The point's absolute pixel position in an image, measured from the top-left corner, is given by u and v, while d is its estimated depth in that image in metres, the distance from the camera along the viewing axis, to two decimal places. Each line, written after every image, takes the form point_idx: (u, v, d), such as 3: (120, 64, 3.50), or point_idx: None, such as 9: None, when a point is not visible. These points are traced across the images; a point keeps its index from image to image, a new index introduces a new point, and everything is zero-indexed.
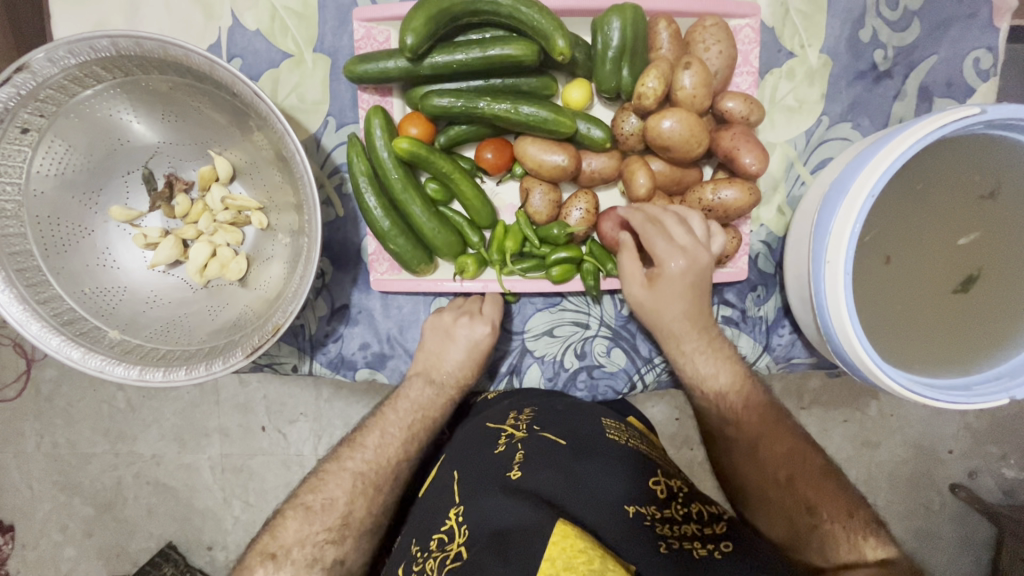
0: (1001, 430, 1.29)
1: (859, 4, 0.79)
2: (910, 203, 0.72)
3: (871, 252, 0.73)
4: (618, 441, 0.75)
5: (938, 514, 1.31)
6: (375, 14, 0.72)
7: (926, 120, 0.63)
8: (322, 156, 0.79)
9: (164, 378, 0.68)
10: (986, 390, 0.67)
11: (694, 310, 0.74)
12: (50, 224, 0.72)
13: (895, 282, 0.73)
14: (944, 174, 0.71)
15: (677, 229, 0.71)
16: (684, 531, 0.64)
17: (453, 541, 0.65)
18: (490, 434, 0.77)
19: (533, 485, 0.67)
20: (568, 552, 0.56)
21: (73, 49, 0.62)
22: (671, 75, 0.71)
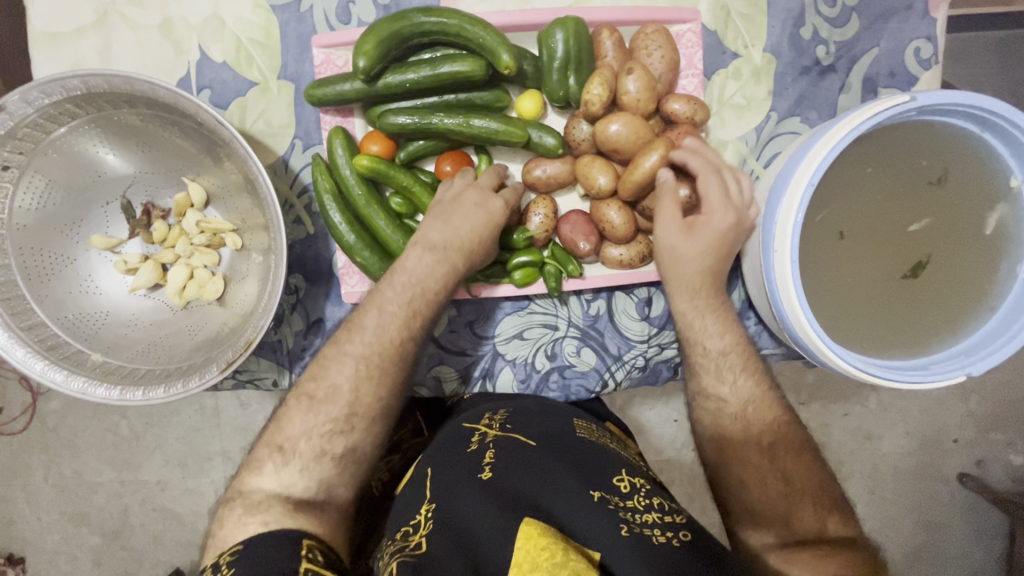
0: (1002, 416, 1.29)
1: (798, 3, 0.82)
2: (860, 184, 0.73)
3: (824, 230, 0.74)
4: (586, 438, 0.77)
5: (949, 505, 1.31)
6: (332, 40, 0.76)
7: (857, 109, 0.66)
8: (291, 177, 0.82)
9: (144, 396, 0.71)
10: (940, 370, 0.68)
11: (716, 262, 0.75)
12: (33, 255, 0.76)
13: (849, 259, 0.75)
14: (892, 156, 0.73)
15: (714, 185, 0.73)
16: (645, 518, 0.65)
17: (418, 532, 0.65)
18: (465, 434, 0.78)
19: (502, 483, 0.68)
20: (534, 552, 0.59)
21: (46, 90, 0.67)
22: (617, 81, 0.74)
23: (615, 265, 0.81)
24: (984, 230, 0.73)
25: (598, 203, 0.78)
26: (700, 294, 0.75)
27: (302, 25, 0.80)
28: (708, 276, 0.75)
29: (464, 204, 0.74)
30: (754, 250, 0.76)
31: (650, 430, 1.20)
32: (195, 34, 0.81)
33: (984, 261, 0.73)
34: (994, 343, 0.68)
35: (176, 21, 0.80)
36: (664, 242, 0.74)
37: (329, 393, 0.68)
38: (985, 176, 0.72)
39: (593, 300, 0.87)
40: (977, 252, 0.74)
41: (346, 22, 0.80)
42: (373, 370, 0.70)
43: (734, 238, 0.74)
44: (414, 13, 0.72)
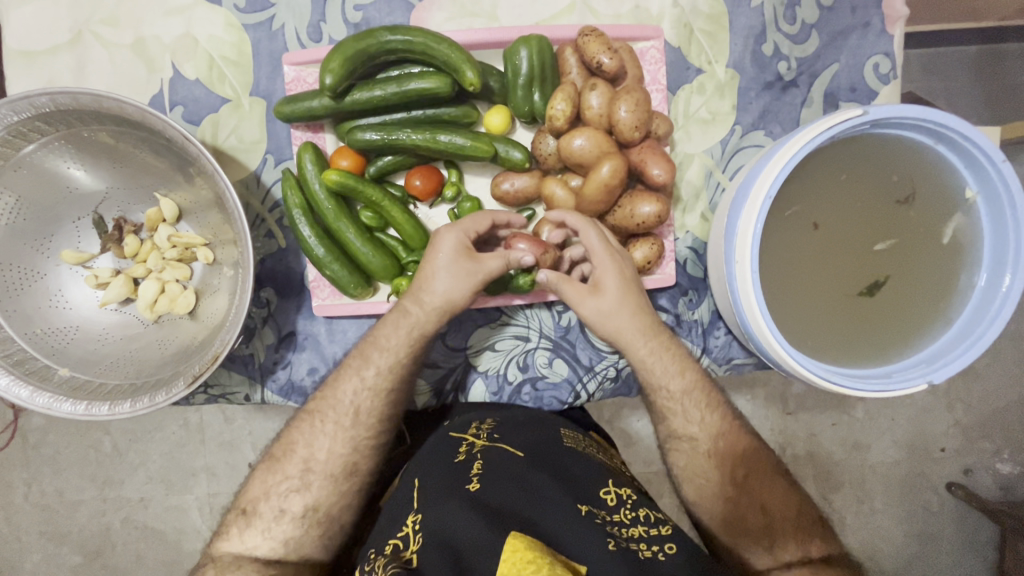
0: (988, 423, 1.30)
1: (759, 21, 0.85)
2: (829, 180, 0.73)
3: (797, 222, 0.74)
4: (572, 449, 0.78)
5: (939, 515, 1.31)
6: (301, 58, 0.78)
7: (817, 121, 0.67)
8: (263, 191, 0.83)
9: (109, 411, 0.71)
10: (903, 378, 0.70)
11: (642, 304, 0.76)
12: (2, 270, 0.76)
13: (819, 248, 0.75)
14: (861, 154, 0.73)
15: (591, 242, 0.74)
16: (632, 533, 0.66)
17: (406, 546, 0.66)
18: (452, 445, 0.78)
19: (489, 495, 0.69)
20: (518, 565, 0.59)
21: (15, 108, 0.68)
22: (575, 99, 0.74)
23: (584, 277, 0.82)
24: (943, 238, 0.74)
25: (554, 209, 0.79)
26: (648, 338, 0.75)
27: (274, 44, 0.82)
28: (640, 324, 0.75)
29: (435, 261, 0.74)
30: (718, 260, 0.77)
31: (637, 442, 1.20)
32: (169, 52, 0.82)
33: (944, 270, 0.74)
34: (954, 351, 0.69)
35: (150, 40, 0.82)
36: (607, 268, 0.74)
37: (330, 407, 0.76)
38: (944, 185, 0.73)
39: (565, 311, 0.88)
40: (940, 262, 0.74)
41: (318, 40, 0.82)
42: (366, 382, 0.75)
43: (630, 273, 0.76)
44: (380, 31, 0.73)
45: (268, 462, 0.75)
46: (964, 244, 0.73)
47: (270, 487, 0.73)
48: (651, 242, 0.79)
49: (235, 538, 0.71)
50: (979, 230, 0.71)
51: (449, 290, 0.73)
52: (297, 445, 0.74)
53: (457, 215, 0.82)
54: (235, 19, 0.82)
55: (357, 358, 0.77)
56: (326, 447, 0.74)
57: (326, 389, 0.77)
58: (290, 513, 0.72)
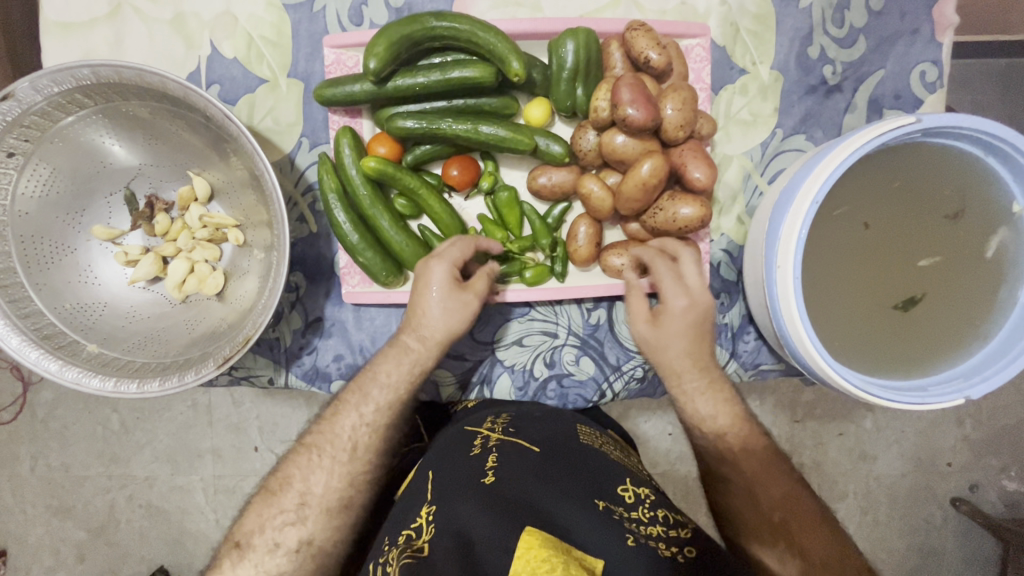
0: (997, 440, 1.29)
1: (807, 23, 0.83)
2: (881, 181, 0.72)
3: (846, 221, 0.73)
4: (589, 445, 0.77)
5: (941, 529, 1.31)
6: (343, 41, 0.77)
7: (873, 126, 0.66)
8: (296, 175, 0.82)
9: (138, 389, 0.71)
10: (939, 392, 0.69)
11: (696, 346, 0.76)
12: (34, 242, 0.75)
13: (866, 249, 0.74)
14: (914, 158, 0.71)
15: (693, 272, 0.75)
16: (650, 531, 0.65)
17: (419, 536, 0.65)
18: (466, 438, 0.77)
19: (505, 486, 0.68)
20: (532, 564, 0.57)
21: (55, 79, 0.66)
22: (615, 108, 0.71)
23: (617, 275, 0.81)
24: (986, 252, 0.73)
25: (595, 200, 0.77)
26: (691, 376, 0.76)
27: (314, 25, 0.81)
28: (688, 360, 0.76)
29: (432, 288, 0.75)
30: (758, 265, 0.76)
31: (646, 443, 1.19)
32: (207, 30, 0.81)
33: (984, 285, 0.73)
34: (991, 368, 0.68)
35: (188, 16, 0.81)
36: (671, 305, 0.75)
37: (327, 440, 0.74)
38: (991, 198, 0.71)
39: (594, 309, 0.87)
40: (980, 276, 0.73)
41: (358, 24, 0.81)
42: (365, 418, 0.75)
43: (700, 320, 0.75)
44: (427, 17, 0.72)
45: (265, 494, 0.72)
46: (1007, 259, 0.72)
47: (266, 520, 0.70)
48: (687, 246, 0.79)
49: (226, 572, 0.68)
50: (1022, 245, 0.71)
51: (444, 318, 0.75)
52: (293, 477, 0.72)
53: (495, 204, 0.81)
54: None
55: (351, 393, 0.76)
56: (324, 481, 0.72)
57: (325, 426, 0.75)
58: (285, 546, 0.69)
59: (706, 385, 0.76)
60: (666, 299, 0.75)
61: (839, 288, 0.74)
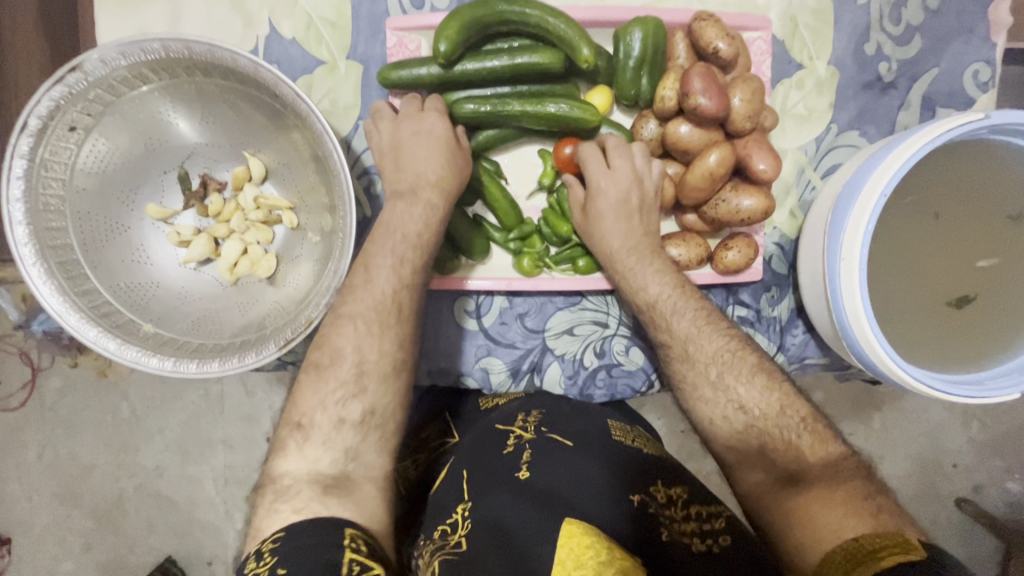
0: (1002, 442, 1.31)
1: (864, 19, 0.84)
2: (949, 173, 0.73)
3: (914, 211, 0.74)
4: (622, 443, 0.74)
5: (946, 530, 1.32)
6: (407, 23, 0.76)
7: (951, 117, 0.67)
8: (352, 157, 0.82)
9: (198, 368, 0.70)
10: (997, 385, 0.69)
11: (631, 233, 0.77)
12: (89, 219, 0.73)
13: (931, 238, 0.74)
14: (985, 154, 0.72)
15: (609, 186, 0.76)
16: (685, 528, 0.63)
17: (455, 532, 0.65)
18: (498, 436, 0.75)
19: (541, 483, 0.67)
20: (576, 551, 0.58)
21: (124, 50, 0.65)
22: (685, 97, 0.71)
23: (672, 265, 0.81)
24: None
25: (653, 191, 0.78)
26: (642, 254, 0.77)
27: (375, 7, 0.80)
28: (628, 245, 0.77)
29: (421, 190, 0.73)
30: (817, 258, 0.77)
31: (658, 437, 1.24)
32: (266, 8, 0.80)
33: None
34: None
35: None
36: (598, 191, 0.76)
37: (368, 304, 0.69)
38: None
39: None
40: None
41: (420, 7, 0.80)
42: (403, 303, 0.70)
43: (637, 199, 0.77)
44: (497, 0, 0.71)
45: (314, 371, 0.66)
46: None
47: (325, 395, 0.64)
48: (745, 240, 0.79)
49: (293, 455, 0.62)
50: None
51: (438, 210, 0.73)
52: (345, 350, 0.67)
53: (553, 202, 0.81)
54: None
55: (377, 248, 0.72)
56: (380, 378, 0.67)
57: (356, 287, 0.70)
58: (350, 422, 0.64)
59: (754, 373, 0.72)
60: (597, 199, 0.77)
61: (899, 277, 0.75)
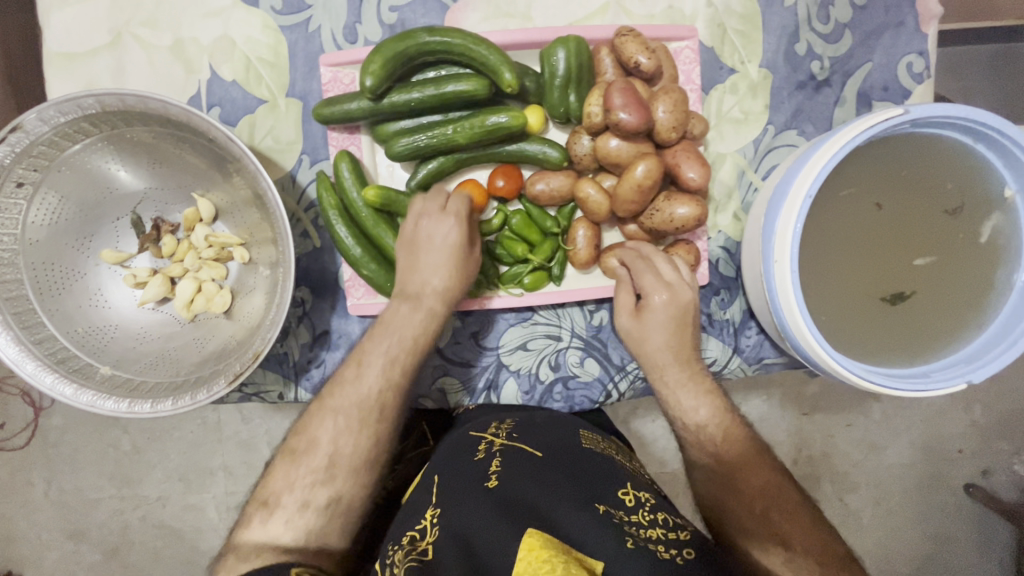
0: (1006, 425, 1.29)
1: (793, 20, 0.85)
2: (886, 168, 0.73)
3: (853, 205, 0.74)
4: (591, 449, 0.77)
5: (955, 516, 1.31)
6: (338, 59, 0.78)
7: (876, 114, 0.67)
8: (298, 191, 0.84)
9: (151, 409, 0.72)
10: (942, 378, 0.69)
11: (677, 341, 0.78)
12: (45, 269, 0.77)
13: (871, 233, 0.75)
14: (918, 145, 0.73)
15: (658, 332, 0.77)
16: (650, 534, 0.64)
17: (423, 539, 0.67)
18: (471, 443, 0.77)
19: (509, 492, 0.68)
20: (535, 564, 0.57)
21: (62, 109, 0.68)
22: (608, 113, 0.72)
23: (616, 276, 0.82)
24: (979, 238, 0.74)
25: (592, 208, 0.78)
26: (677, 368, 0.78)
27: (310, 45, 0.83)
28: (670, 354, 0.77)
29: (429, 249, 0.76)
30: (757, 261, 0.77)
31: (654, 441, 1.24)
32: (206, 53, 0.83)
33: (982, 270, 0.74)
34: (994, 351, 0.69)
35: (187, 41, 0.82)
36: (655, 301, 0.77)
37: (351, 402, 0.72)
38: (985, 183, 0.73)
39: (596, 311, 0.88)
40: (978, 261, 0.74)
41: (353, 41, 0.83)
42: (391, 380, 0.74)
43: (681, 312, 0.77)
44: (419, 33, 0.74)
45: (289, 457, 0.71)
46: (1001, 243, 0.73)
47: (294, 480, 0.69)
48: (685, 246, 0.81)
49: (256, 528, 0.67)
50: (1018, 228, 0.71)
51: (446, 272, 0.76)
52: (320, 442, 0.70)
53: (511, 231, 0.83)
54: (272, 21, 0.82)
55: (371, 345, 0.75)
56: (350, 443, 0.71)
57: (345, 381, 0.73)
58: (313, 506, 0.68)
59: (686, 377, 0.78)
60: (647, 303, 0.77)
61: (844, 275, 0.75)
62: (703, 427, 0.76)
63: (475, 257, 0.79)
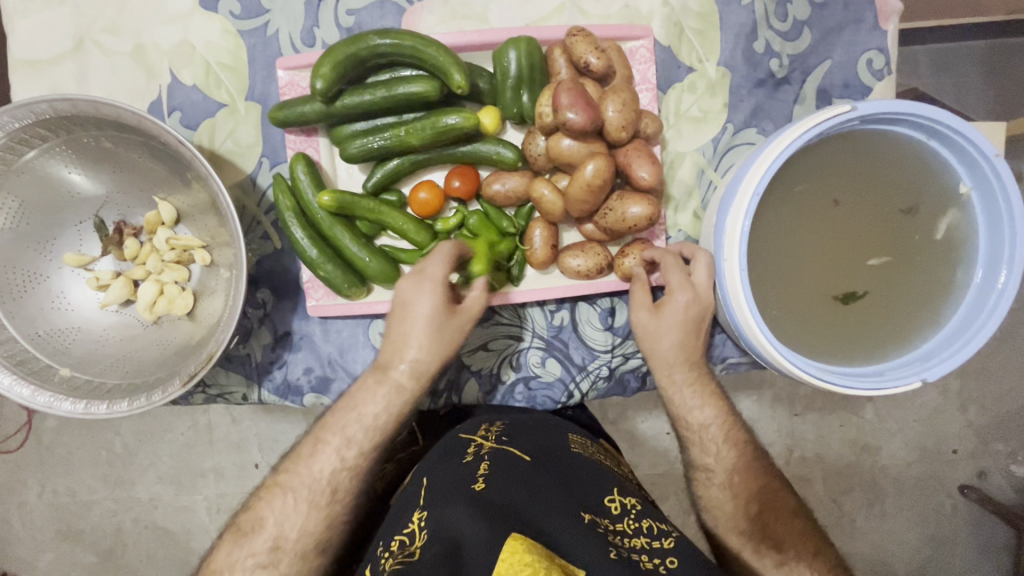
0: (1001, 427, 1.28)
1: (750, 18, 0.84)
2: (839, 165, 0.73)
3: (806, 203, 0.73)
4: (578, 454, 0.77)
5: (952, 518, 1.29)
6: (294, 63, 0.79)
7: (823, 111, 0.66)
8: (258, 194, 0.85)
9: (107, 409, 0.73)
10: (896, 376, 0.69)
11: (690, 341, 0.78)
12: (6, 272, 0.78)
13: (826, 232, 0.74)
14: (872, 142, 0.72)
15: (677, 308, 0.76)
16: (634, 543, 0.64)
17: (409, 542, 0.65)
18: (460, 445, 0.77)
19: (496, 495, 0.67)
20: (516, 567, 0.57)
21: (16, 114, 0.70)
22: (556, 112, 0.72)
23: (575, 276, 0.82)
24: (935, 235, 0.73)
25: (547, 207, 0.78)
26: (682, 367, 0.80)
27: (268, 49, 0.83)
28: (681, 353, 0.79)
29: (417, 316, 0.75)
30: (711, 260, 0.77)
31: (645, 441, 1.24)
32: (166, 58, 0.84)
33: (939, 267, 0.73)
34: (950, 349, 0.68)
35: (149, 47, 0.84)
36: (676, 300, 0.76)
37: (302, 484, 0.75)
38: (941, 179, 0.72)
39: (557, 311, 0.88)
40: (935, 258, 0.73)
41: (311, 45, 0.83)
42: (347, 461, 0.76)
43: (701, 315, 0.77)
44: (370, 35, 0.74)
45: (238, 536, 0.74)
46: (958, 240, 0.72)
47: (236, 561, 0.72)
48: (639, 246, 0.80)
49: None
50: (974, 225, 0.70)
51: (430, 345, 0.75)
52: (267, 521, 0.74)
53: (468, 232, 0.83)
54: (231, 26, 0.83)
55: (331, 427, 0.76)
56: (300, 525, 0.74)
57: (302, 458, 0.76)
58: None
59: (692, 377, 0.80)
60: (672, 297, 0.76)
61: (797, 274, 0.74)
62: (706, 427, 0.80)
63: (461, 325, 0.77)
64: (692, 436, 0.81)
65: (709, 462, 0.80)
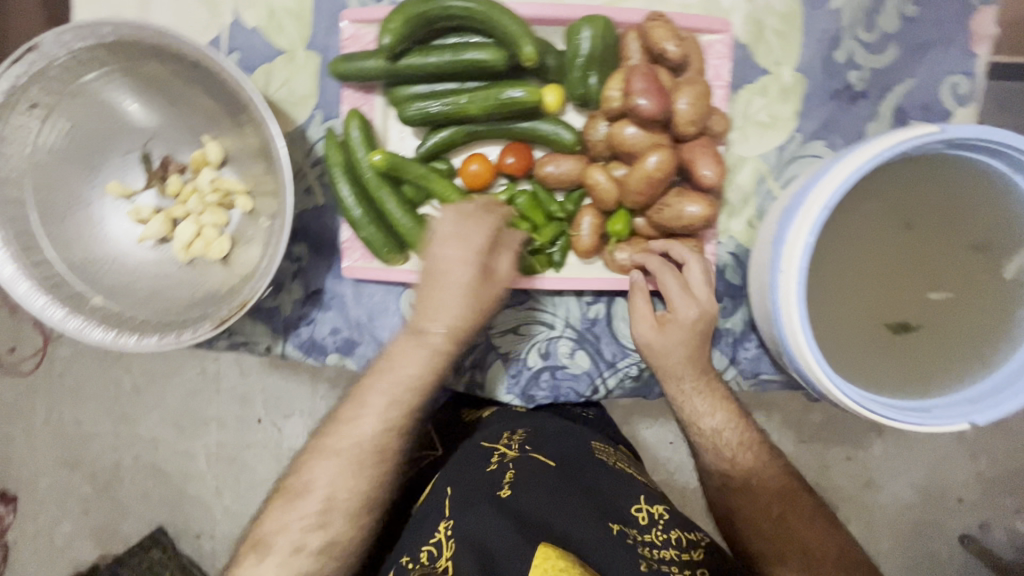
0: (1012, 481, 1.24)
1: (835, 26, 0.81)
2: (910, 191, 0.70)
3: (870, 225, 0.70)
4: (604, 462, 0.77)
5: (947, 565, 1.26)
6: (360, 15, 0.77)
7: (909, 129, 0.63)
8: (307, 146, 0.83)
9: (136, 342, 0.73)
10: (944, 414, 0.65)
11: (697, 353, 0.76)
12: (50, 193, 0.78)
13: (885, 257, 0.71)
14: (950, 171, 0.68)
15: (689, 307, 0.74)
16: (664, 554, 0.67)
17: (440, 554, 0.65)
18: (482, 454, 0.77)
19: (519, 505, 0.67)
20: None
21: (79, 35, 0.70)
22: (626, 97, 0.71)
23: (618, 269, 0.80)
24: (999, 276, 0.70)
25: (600, 193, 0.76)
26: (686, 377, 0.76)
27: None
28: (691, 367, 0.76)
29: (451, 284, 0.73)
30: (763, 270, 0.74)
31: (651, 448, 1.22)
32: None
33: (998, 310, 0.70)
34: (1007, 391, 0.64)
35: None
36: (680, 313, 0.75)
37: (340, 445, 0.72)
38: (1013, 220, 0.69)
39: (593, 303, 0.86)
40: (994, 300, 0.70)
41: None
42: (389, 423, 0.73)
43: (710, 326, 0.76)
44: None
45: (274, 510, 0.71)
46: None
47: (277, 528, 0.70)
48: (690, 243, 0.77)
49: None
50: None
51: (465, 312, 0.73)
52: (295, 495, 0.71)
53: (515, 211, 0.81)
54: None
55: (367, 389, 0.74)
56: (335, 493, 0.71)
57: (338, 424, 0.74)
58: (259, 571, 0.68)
59: (701, 385, 0.77)
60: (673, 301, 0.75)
61: (850, 296, 0.71)
62: (719, 432, 0.77)
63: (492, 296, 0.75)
64: (704, 441, 0.78)
65: (723, 466, 0.77)
